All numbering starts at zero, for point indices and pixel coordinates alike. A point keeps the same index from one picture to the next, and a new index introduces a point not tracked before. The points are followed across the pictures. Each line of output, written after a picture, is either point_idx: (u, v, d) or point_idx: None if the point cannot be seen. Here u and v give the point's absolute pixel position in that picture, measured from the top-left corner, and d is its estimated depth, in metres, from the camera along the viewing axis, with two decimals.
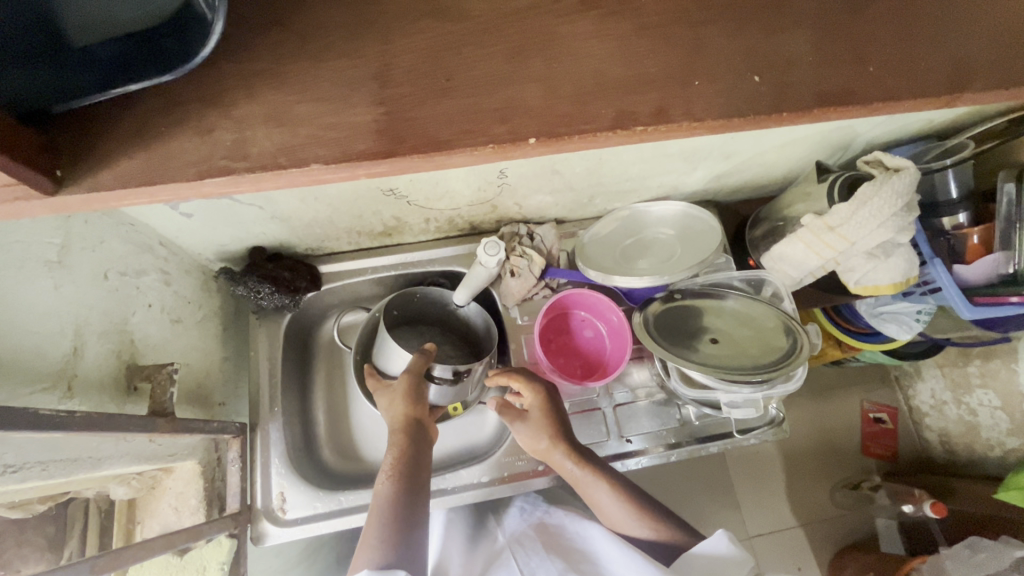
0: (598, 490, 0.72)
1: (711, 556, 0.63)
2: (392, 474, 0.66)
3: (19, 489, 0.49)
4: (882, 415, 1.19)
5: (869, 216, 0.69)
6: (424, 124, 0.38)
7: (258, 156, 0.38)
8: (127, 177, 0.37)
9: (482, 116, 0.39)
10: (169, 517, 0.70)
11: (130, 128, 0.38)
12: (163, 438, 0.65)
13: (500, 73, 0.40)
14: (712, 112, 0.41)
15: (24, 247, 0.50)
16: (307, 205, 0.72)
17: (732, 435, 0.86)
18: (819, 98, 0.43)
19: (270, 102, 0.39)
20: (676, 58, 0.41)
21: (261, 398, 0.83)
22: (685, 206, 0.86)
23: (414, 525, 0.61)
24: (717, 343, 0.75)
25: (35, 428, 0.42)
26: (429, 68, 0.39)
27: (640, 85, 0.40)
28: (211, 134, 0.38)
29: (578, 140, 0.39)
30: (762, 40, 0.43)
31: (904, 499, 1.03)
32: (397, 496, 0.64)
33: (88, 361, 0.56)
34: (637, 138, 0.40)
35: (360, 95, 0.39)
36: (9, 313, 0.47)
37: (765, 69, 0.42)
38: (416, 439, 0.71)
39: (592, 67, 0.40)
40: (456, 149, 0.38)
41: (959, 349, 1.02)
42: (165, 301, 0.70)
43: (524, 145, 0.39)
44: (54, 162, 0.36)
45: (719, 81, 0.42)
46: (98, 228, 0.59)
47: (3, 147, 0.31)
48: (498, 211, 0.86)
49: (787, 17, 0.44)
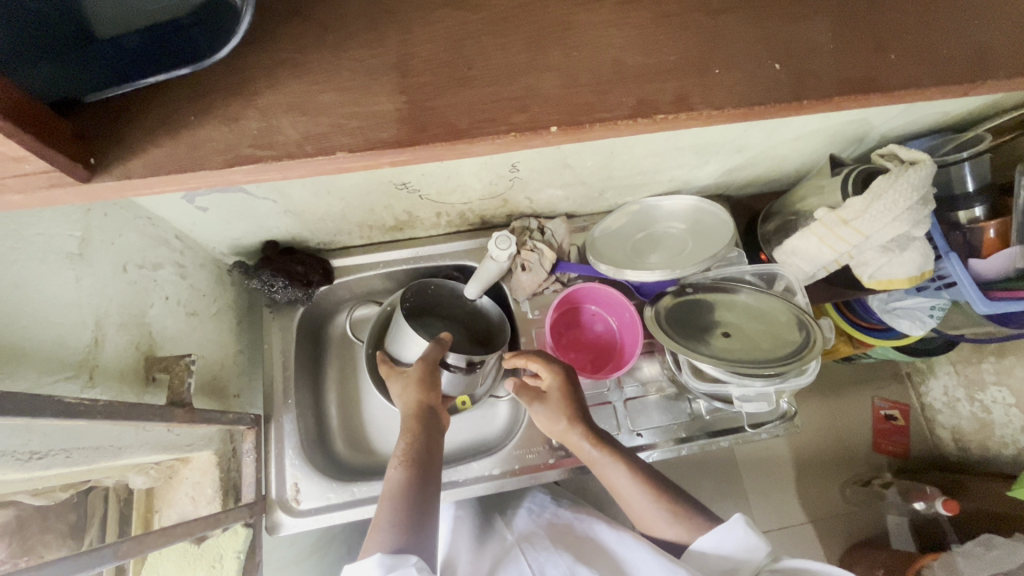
0: (615, 472, 0.72)
1: (725, 550, 0.63)
2: (404, 459, 0.66)
3: (44, 475, 0.50)
4: (894, 412, 1.18)
5: (883, 210, 0.69)
6: (445, 113, 0.39)
7: (282, 145, 0.38)
8: (155, 165, 0.37)
9: (503, 106, 0.39)
10: (186, 506, 0.72)
11: (157, 117, 0.39)
12: (180, 428, 0.66)
13: (520, 62, 0.40)
14: (731, 101, 0.41)
15: (47, 240, 0.51)
16: (320, 200, 0.73)
17: (743, 430, 0.86)
18: (840, 85, 0.42)
19: (291, 93, 0.39)
20: (693, 45, 0.41)
21: (275, 390, 0.85)
22: (697, 201, 0.85)
23: (425, 510, 0.62)
24: (729, 336, 0.75)
25: (60, 415, 0.43)
26: (449, 57, 0.40)
27: (658, 74, 0.40)
28: (236, 123, 0.39)
29: (599, 129, 0.39)
30: (782, 26, 0.43)
31: (915, 496, 1.02)
32: (409, 481, 0.64)
33: (108, 351, 0.57)
34: (656, 127, 0.40)
35: (381, 85, 0.39)
36: (33, 303, 0.48)
37: (784, 56, 0.42)
38: (429, 425, 0.72)
39: (610, 56, 0.40)
40: (476, 138, 0.38)
41: (973, 345, 1.01)
42: (182, 294, 0.71)
43: (545, 134, 0.39)
44: (86, 148, 0.37)
45: (738, 69, 0.41)
46: (116, 221, 0.60)
47: (39, 133, 0.32)
48: (509, 206, 0.86)
49: (807, 4, 0.44)
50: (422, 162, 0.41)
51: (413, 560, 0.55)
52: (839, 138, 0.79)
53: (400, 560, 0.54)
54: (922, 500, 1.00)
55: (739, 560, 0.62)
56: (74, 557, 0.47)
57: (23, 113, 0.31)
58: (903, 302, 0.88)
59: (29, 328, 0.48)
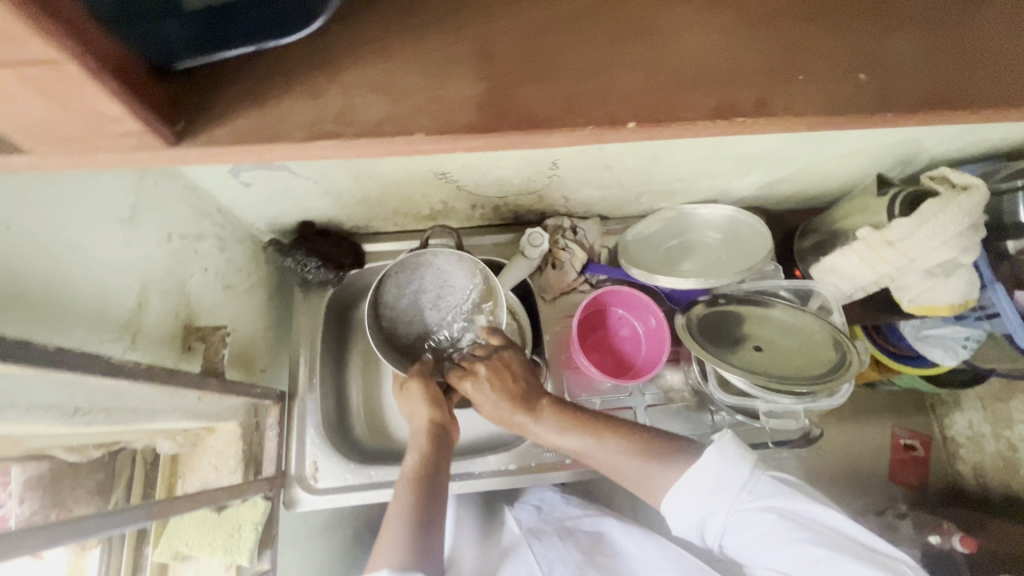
0: (646, 478, 0.64)
1: (712, 473, 0.62)
2: (414, 479, 0.65)
3: (85, 431, 0.52)
4: (914, 442, 1.14)
5: (931, 234, 0.67)
6: (527, 102, 0.38)
7: (366, 122, 0.38)
8: (242, 134, 0.37)
9: (583, 101, 0.38)
10: (208, 474, 0.73)
11: (222, 90, 0.38)
12: (211, 398, 0.67)
13: (602, 57, 0.39)
14: (815, 107, 0.39)
15: (102, 203, 0.52)
16: (360, 183, 0.74)
17: (768, 446, 0.85)
18: (926, 100, 0.41)
19: (369, 74, 0.39)
20: (778, 52, 0.41)
21: (300, 369, 0.86)
22: (734, 212, 0.85)
23: (432, 532, 0.62)
24: (760, 351, 0.72)
25: (108, 375, 0.44)
26: (531, 48, 0.40)
27: (743, 76, 0.40)
28: (323, 98, 0.38)
29: (675, 128, 0.38)
30: (873, 37, 0.42)
31: (931, 529, 1.01)
32: (418, 503, 0.63)
33: (151, 317, 0.58)
34: (738, 129, 0.39)
35: (464, 70, 0.39)
36: (89, 264, 0.50)
37: (870, 66, 0.41)
38: (441, 444, 0.70)
39: (691, 57, 0.40)
40: (555, 129, 0.37)
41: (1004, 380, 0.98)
42: (219, 267, 0.73)
43: (623, 129, 0.38)
44: (176, 115, 0.37)
45: (823, 77, 0.40)
46: (165, 191, 0.62)
47: (139, 92, 0.32)
48: (544, 203, 0.86)
49: (895, 17, 0.43)
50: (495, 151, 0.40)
51: None
52: (884, 158, 0.78)
53: None
54: (938, 534, 0.99)
55: (725, 478, 0.62)
56: (109, 513, 0.48)
57: (124, 71, 0.30)
58: (937, 329, 0.85)
59: (84, 291, 0.49)
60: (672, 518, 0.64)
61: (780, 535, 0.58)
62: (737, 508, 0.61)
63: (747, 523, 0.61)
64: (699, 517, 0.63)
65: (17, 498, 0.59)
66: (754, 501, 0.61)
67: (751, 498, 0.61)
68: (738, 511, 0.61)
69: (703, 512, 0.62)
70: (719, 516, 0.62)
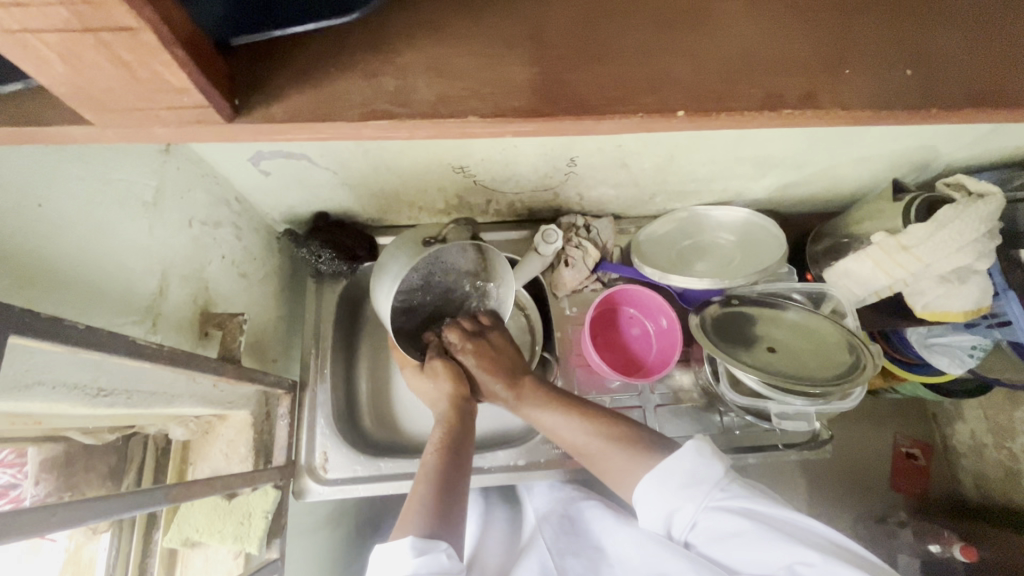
0: (612, 456, 0.64)
1: (686, 467, 0.59)
2: (440, 446, 0.68)
3: (105, 413, 0.52)
4: (914, 450, 1.14)
5: (947, 240, 0.67)
6: (577, 86, 0.38)
7: (419, 104, 0.38)
8: (298, 111, 0.37)
9: (632, 86, 0.38)
10: (219, 462, 0.73)
11: (262, 69, 0.38)
12: (225, 385, 0.67)
13: (653, 43, 0.40)
14: (859, 102, 0.40)
15: (128, 185, 0.52)
16: (378, 175, 0.75)
17: (777, 447, 0.85)
18: (973, 95, 0.41)
19: (430, 50, 0.39)
20: (826, 44, 0.41)
21: (311, 360, 0.86)
22: (748, 214, 0.85)
23: (458, 498, 0.62)
24: (774, 352, 0.72)
25: (135, 357, 0.44)
26: (583, 32, 0.40)
27: (793, 67, 0.40)
28: (377, 78, 0.38)
29: (725, 118, 0.39)
30: (918, 33, 0.42)
31: (932, 538, 1.02)
32: (441, 468, 0.64)
33: (171, 301, 0.59)
34: (783, 121, 0.40)
35: (517, 53, 0.39)
36: (115, 247, 0.50)
37: (915, 61, 0.41)
38: (464, 419, 0.73)
39: (740, 47, 0.40)
40: (606, 115, 0.38)
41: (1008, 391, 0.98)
42: (236, 255, 0.73)
43: (672, 117, 0.38)
44: (233, 89, 0.37)
45: (869, 70, 0.41)
46: (187, 176, 0.62)
47: (203, 62, 0.32)
48: (558, 200, 0.87)
49: (941, 12, 0.43)
50: (543, 135, 0.40)
51: (444, 546, 0.55)
52: (900, 163, 0.78)
53: (432, 545, 0.54)
54: (938, 543, 1.00)
55: (699, 473, 0.59)
56: (135, 493, 0.48)
57: (193, 42, 0.31)
58: (943, 338, 0.85)
59: (108, 272, 0.49)
60: (639, 513, 0.61)
61: (753, 541, 0.53)
62: (706, 505, 0.57)
63: (714, 523, 0.56)
64: (666, 513, 0.59)
65: (32, 479, 0.59)
66: (728, 500, 0.57)
67: (722, 496, 0.57)
68: (706, 509, 0.57)
69: (670, 508, 0.59)
70: (686, 512, 0.58)
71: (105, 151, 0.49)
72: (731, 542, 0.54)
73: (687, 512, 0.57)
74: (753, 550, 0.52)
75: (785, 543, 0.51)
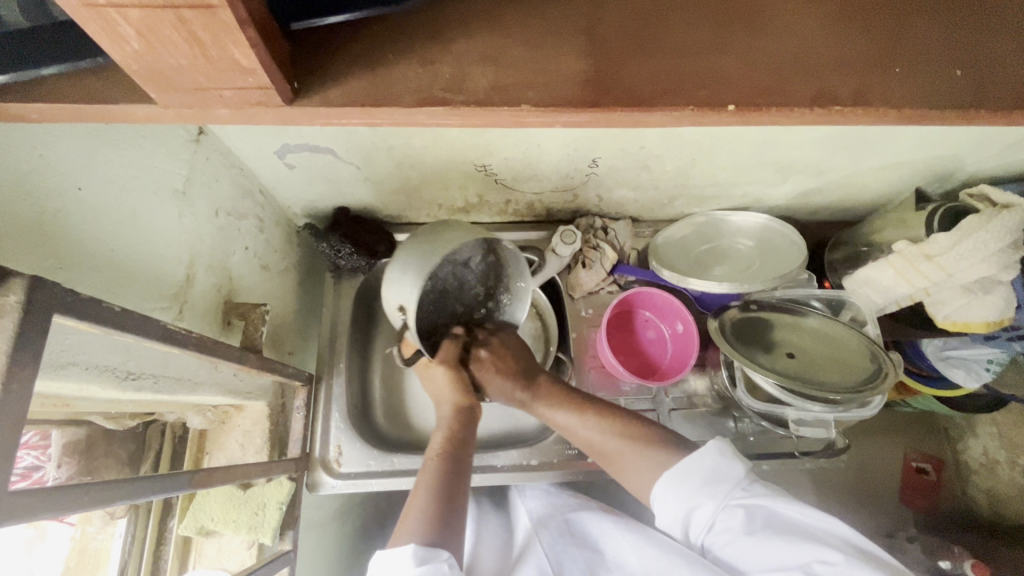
0: (631, 455, 0.63)
1: (708, 466, 0.57)
2: (440, 454, 0.63)
3: (131, 397, 0.52)
4: (927, 465, 1.12)
5: (971, 249, 0.67)
6: (629, 79, 0.38)
7: (472, 92, 0.38)
8: (352, 95, 0.37)
9: (681, 81, 0.39)
10: (235, 452, 0.73)
11: (309, 57, 0.39)
12: (245, 375, 0.67)
13: (704, 40, 0.40)
14: (909, 101, 0.39)
15: (161, 173, 0.52)
16: (401, 171, 0.75)
17: (790, 454, 0.85)
18: (1021, 98, 0.40)
19: (482, 41, 0.40)
20: (875, 45, 0.41)
21: (327, 354, 0.86)
22: (768, 220, 0.85)
23: (455, 507, 0.58)
24: (794, 358, 0.72)
25: (168, 342, 0.45)
26: (634, 27, 0.40)
27: (842, 67, 0.40)
28: (432, 65, 0.39)
29: (773, 113, 0.39)
30: (969, 36, 0.42)
31: (941, 554, 0.98)
32: (440, 479, 0.60)
33: (197, 289, 0.59)
34: (830, 120, 0.40)
35: (569, 46, 0.39)
36: (146, 234, 0.50)
37: (964, 62, 0.41)
38: (467, 423, 0.67)
39: (793, 44, 0.40)
40: (657, 107, 0.38)
41: None
42: (258, 247, 0.74)
43: (722, 112, 0.38)
44: (293, 74, 0.37)
45: (917, 71, 0.41)
46: (215, 166, 0.62)
47: (268, 43, 0.33)
48: (578, 201, 0.87)
49: (989, 15, 0.43)
50: (590, 128, 0.40)
51: (445, 556, 0.52)
52: (923, 173, 0.78)
53: (433, 554, 0.52)
54: (949, 559, 0.96)
55: (720, 472, 0.57)
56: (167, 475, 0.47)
57: (263, 27, 0.32)
58: (960, 350, 0.85)
59: (141, 258, 0.50)
60: (657, 510, 0.60)
61: (771, 542, 0.52)
62: (724, 504, 0.56)
63: (732, 522, 0.55)
64: (684, 512, 0.57)
65: (55, 462, 0.63)
66: (747, 501, 0.56)
67: (743, 495, 0.56)
68: (725, 509, 0.56)
69: (687, 506, 0.57)
70: (704, 511, 0.56)
71: (142, 139, 0.50)
72: (748, 543, 0.53)
73: (705, 511, 0.56)
74: (772, 552, 0.51)
75: (809, 543, 0.50)
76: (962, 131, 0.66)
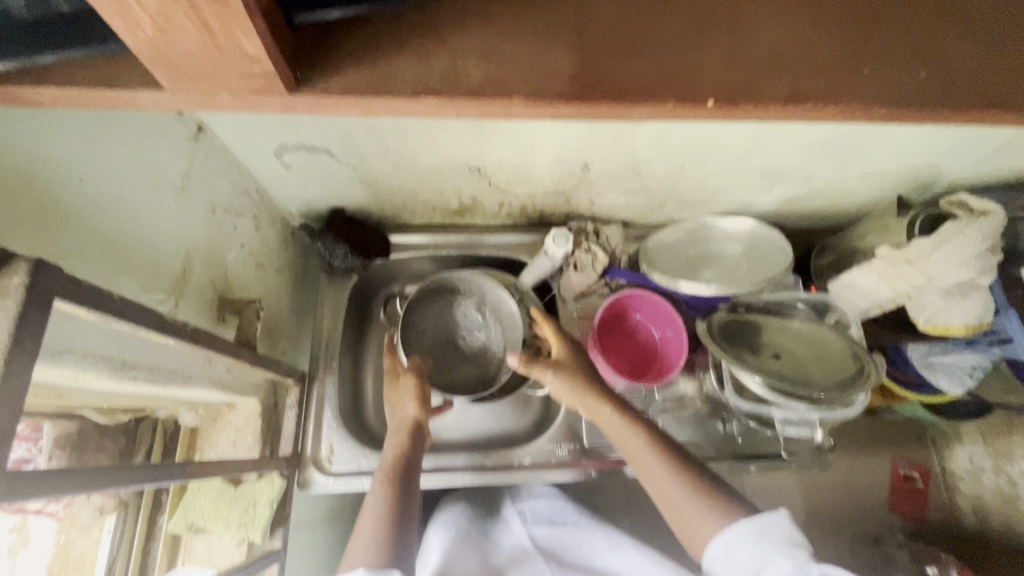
0: (685, 497, 0.57)
1: (784, 528, 0.51)
2: (391, 473, 0.62)
3: (126, 389, 0.52)
4: (913, 472, 1.13)
5: (951, 255, 0.69)
6: (616, 74, 0.40)
7: (467, 82, 0.39)
8: (354, 85, 0.39)
9: (667, 76, 0.40)
10: (226, 449, 0.73)
11: (311, 49, 0.40)
12: (238, 369, 0.68)
13: (687, 40, 0.42)
14: (880, 99, 0.41)
15: (159, 170, 0.53)
16: (396, 172, 0.76)
17: (781, 457, 0.86)
18: (986, 97, 0.42)
19: (479, 37, 0.41)
20: (846, 45, 0.43)
21: (320, 352, 0.87)
22: (756, 226, 0.87)
23: (408, 527, 0.57)
24: (780, 359, 0.73)
25: (160, 332, 0.44)
26: (622, 25, 0.42)
27: (815, 66, 0.42)
28: (429, 57, 0.40)
29: (753, 108, 0.40)
30: (939, 40, 0.44)
31: (925, 560, 0.96)
32: (396, 500, 0.58)
33: (192, 284, 0.60)
34: (809, 115, 0.41)
35: (560, 41, 0.41)
36: (145, 227, 0.51)
37: (932, 63, 0.43)
38: (416, 442, 0.68)
39: (771, 43, 0.42)
40: (641, 101, 0.39)
41: (1004, 415, 0.98)
42: (254, 246, 0.75)
43: (704, 107, 0.40)
44: (293, 63, 0.38)
45: (888, 70, 0.42)
46: (213, 164, 0.63)
47: (274, 31, 0.34)
48: (570, 205, 0.88)
49: (955, 18, 0.45)
50: (580, 122, 0.42)
51: None
52: (904, 181, 0.80)
53: None
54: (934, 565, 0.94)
55: (793, 539, 0.51)
56: (158, 464, 0.47)
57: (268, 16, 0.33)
58: (944, 358, 0.85)
59: (137, 250, 0.50)
60: (721, 573, 0.52)
61: None
62: (800, 567, 0.48)
63: None
64: (752, 567, 0.50)
65: (46, 454, 0.61)
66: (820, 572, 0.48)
67: (818, 565, 0.48)
68: (800, 571, 0.48)
69: (758, 563, 0.50)
70: (774, 568, 0.49)
71: (143, 134, 0.51)
72: None
73: (778, 570, 0.48)
74: None
75: None
76: (940, 139, 0.69)
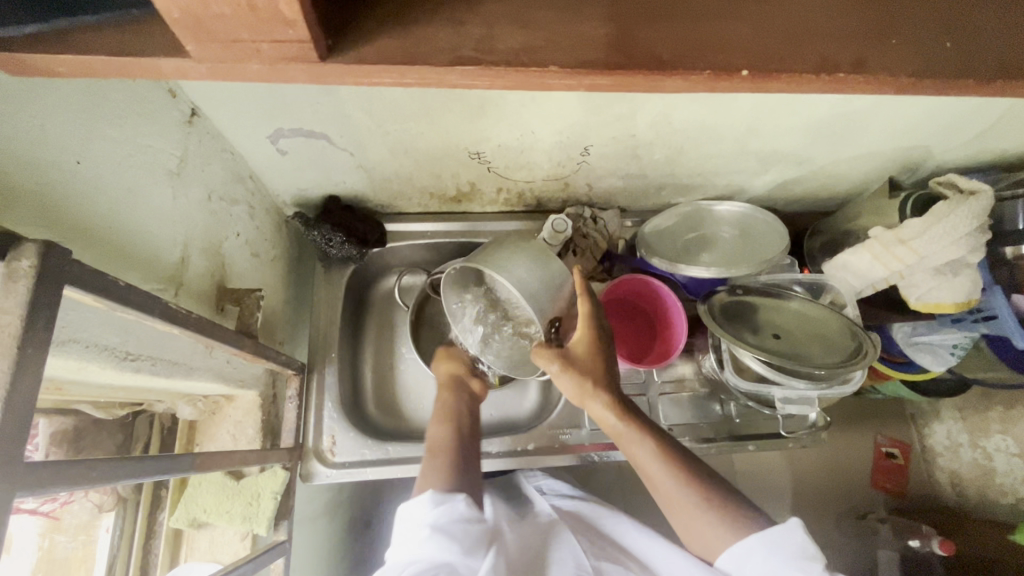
0: (694, 512, 0.56)
1: (795, 539, 0.51)
2: (448, 421, 0.69)
3: (127, 381, 0.51)
4: (896, 450, 1.15)
5: (943, 233, 0.70)
6: (649, 43, 0.40)
7: (501, 51, 0.39)
8: (388, 54, 0.38)
9: (698, 45, 0.40)
10: (226, 442, 0.72)
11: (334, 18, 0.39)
12: (238, 360, 0.66)
13: (714, 11, 0.42)
14: (903, 70, 0.42)
15: (156, 154, 0.51)
16: (394, 157, 0.75)
17: (777, 435, 0.88)
18: (1002, 68, 0.43)
19: (506, 6, 0.40)
20: (868, 17, 0.43)
21: (318, 343, 0.85)
22: (744, 208, 0.88)
23: (470, 463, 0.64)
24: (779, 338, 0.74)
25: (166, 320, 0.43)
26: None
27: (839, 36, 0.42)
28: (463, 26, 0.39)
29: (786, 80, 0.41)
30: (961, 9, 0.44)
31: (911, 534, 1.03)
32: (456, 441, 0.66)
33: (191, 273, 0.59)
34: (837, 86, 0.42)
35: (592, 9, 0.41)
36: (143, 214, 0.50)
37: (953, 33, 0.44)
38: (459, 393, 0.75)
39: (800, 14, 0.42)
40: (677, 71, 0.39)
41: (982, 391, 1.02)
42: (249, 235, 0.73)
43: (738, 77, 0.40)
44: (332, 33, 0.38)
45: (910, 41, 0.43)
46: (208, 149, 0.62)
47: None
48: (568, 190, 0.88)
49: None
50: (613, 93, 0.41)
51: (462, 497, 0.56)
52: (894, 163, 0.82)
53: (449, 497, 0.56)
54: (918, 538, 1.01)
55: (804, 550, 0.50)
56: (166, 455, 0.46)
57: None
58: (929, 336, 0.88)
59: (136, 236, 0.49)
60: None
61: None
62: None
63: None
64: None
65: (43, 451, 0.62)
66: None
67: None
68: None
69: None
70: None
71: (139, 117, 0.49)
72: None
73: None
74: None
75: None
76: (932, 120, 0.70)
